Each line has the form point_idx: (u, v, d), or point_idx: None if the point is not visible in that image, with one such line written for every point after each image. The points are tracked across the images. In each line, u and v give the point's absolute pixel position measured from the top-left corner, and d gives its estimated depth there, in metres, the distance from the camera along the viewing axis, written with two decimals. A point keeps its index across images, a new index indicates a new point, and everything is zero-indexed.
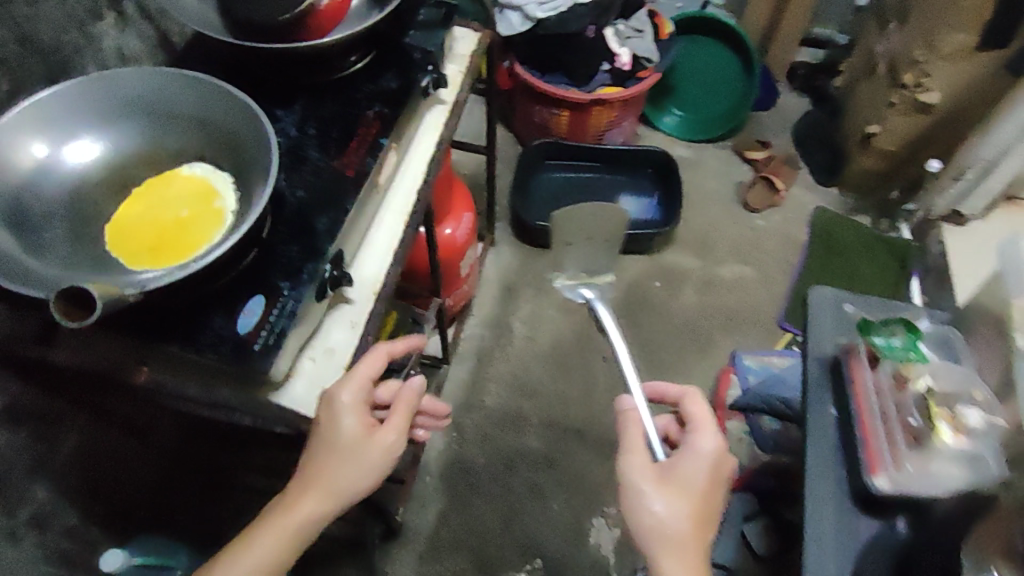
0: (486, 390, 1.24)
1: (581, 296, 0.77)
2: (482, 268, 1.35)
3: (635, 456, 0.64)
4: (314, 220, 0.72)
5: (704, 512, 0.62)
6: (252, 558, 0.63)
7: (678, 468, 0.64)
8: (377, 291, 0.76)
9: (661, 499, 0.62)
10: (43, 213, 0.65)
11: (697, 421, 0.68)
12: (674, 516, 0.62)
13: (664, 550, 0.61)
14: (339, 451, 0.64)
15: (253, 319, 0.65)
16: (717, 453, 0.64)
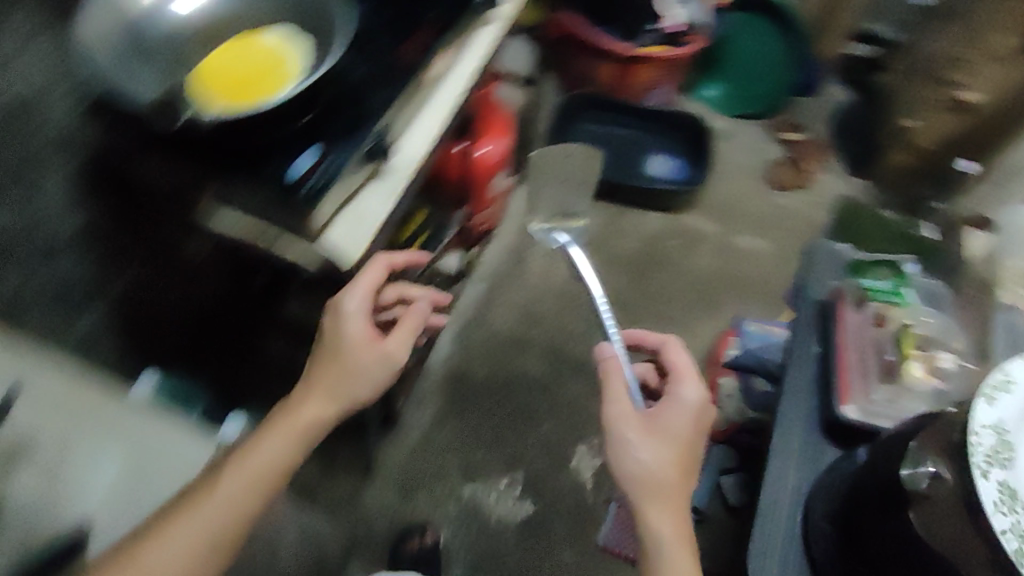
0: (494, 313, 1.31)
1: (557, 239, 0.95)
2: (510, 201, 1.41)
3: (621, 407, 0.72)
4: (365, 96, 0.77)
5: (687, 461, 0.70)
6: (267, 453, 0.70)
7: (663, 416, 0.72)
8: (414, 169, 0.82)
9: (647, 447, 0.69)
10: (147, 48, 0.76)
11: (680, 376, 0.76)
12: (656, 460, 0.69)
13: (650, 495, 0.68)
14: (345, 357, 0.75)
15: (304, 167, 0.71)
16: (698, 403, 0.72)
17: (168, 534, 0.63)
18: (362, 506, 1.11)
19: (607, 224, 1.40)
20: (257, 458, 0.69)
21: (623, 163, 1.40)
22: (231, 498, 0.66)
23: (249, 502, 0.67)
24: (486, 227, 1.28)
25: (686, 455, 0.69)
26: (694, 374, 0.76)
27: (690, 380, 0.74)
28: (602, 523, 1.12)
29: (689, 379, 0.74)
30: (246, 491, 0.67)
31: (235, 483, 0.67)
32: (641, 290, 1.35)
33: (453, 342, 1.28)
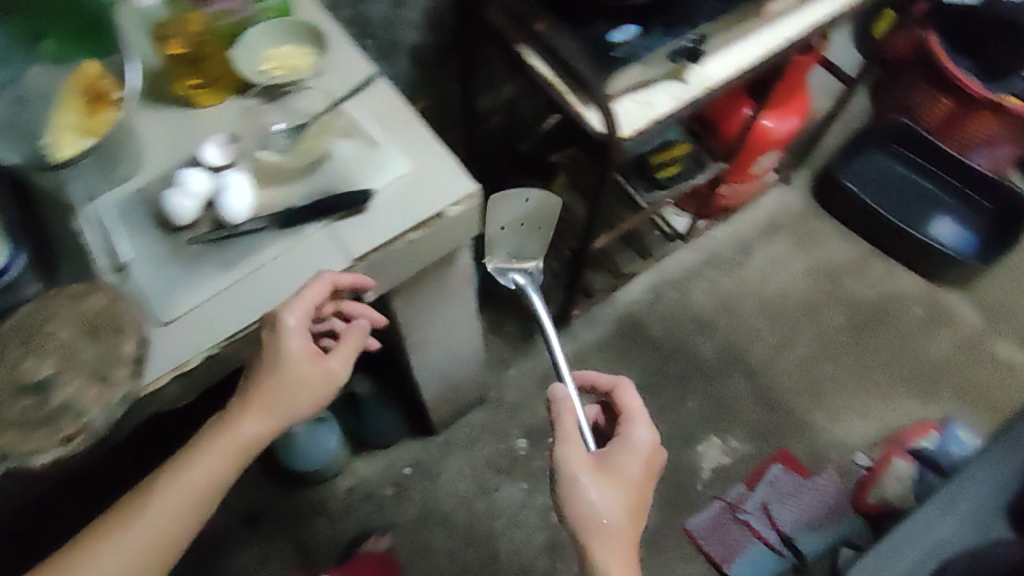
0: (695, 286, 1.24)
1: (510, 281, 0.82)
2: (764, 196, 1.31)
3: (573, 448, 0.66)
4: (703, 2, 0.84)
5: (638, 507, 0.65)
6: (190, 477, 0.62)
7: (616, 460, 0.67)
8: (708, 86, 0.86)
9: (599, 489, 0.64)
10: None
11: (633, 416, 0.70)
12: (608, 506, 0.64)
13: (598, 538, 0.63)
14: (281, 377, 0.63)
15: (622, 37, 0.81)
16: (650, 443, 0.67)
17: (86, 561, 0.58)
18: (502, 377, 1.20)
19: (855, 261, 1.28)
20: (175, 491, 0.61)
21: (904, 208, 1.28)
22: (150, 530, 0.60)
23: (171, 530, 0.61)
24: (731, 205, 1.24)
25: (640, 500, 0.65)
26: (647, 415, 0.70)
27: (641, 421, 0.69)
28: (699, 512, 1.10)
29: (642, 419, 0.69)
30: (170, 522, 0.61)
31: (156, 514, 0.61)
32: (858, 338, 1.22)
33: (645, 292, 1.24)
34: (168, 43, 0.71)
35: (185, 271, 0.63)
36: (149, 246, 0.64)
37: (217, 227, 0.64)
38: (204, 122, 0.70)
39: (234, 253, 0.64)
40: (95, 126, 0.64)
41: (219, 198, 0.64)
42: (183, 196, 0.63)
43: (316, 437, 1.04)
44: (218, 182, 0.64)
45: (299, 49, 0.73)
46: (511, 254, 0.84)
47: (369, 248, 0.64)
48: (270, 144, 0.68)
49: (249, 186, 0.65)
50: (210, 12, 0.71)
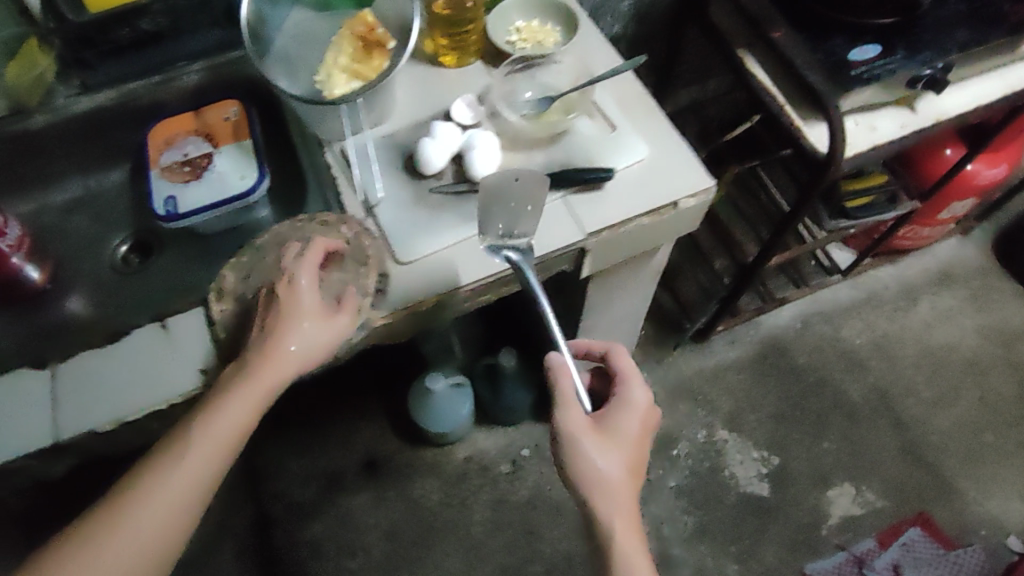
0: (850, 323, 1.19)
1: (502, 259, 0.63)
2: (939, 243, 1.23)
3: (573, 411, 0.57)
4: (955, 29, 0.78)
5: (638, 466, 0.58)
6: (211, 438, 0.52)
7: (613, 418, 0.59)
8: (940, 119, 0.81)
9: (603, 451, 0.56)
10: None
11: (629, 376, 0.62)
12: (609, 466, 0.56)
13: (604, 501, 0.56)
14: (290, 323, 0.55)
15: (863, 56, 0.77)
16: (649, 403, 0.59)
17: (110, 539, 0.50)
18: None
19: None
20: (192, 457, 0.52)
21: None
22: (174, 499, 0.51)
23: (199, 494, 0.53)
24: (908, 246, 1.16)
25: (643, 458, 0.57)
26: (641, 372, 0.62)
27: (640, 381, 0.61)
28: (821, 557, 1.05)
29: (638, 378, 0.61)
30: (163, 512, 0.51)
31: (177, 481, 0.51)
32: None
33: (794, 320, 1.20)
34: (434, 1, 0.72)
35: (428, 217, 0.66)
36: (394, 188, 0.68)
37: (460, 180, 0.68)
38: (452, 83, 0.74)
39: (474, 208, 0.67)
40: (368, 70, 0.69)
41: (468, 154, 0.67)
42: (436, 147, 0.66)
43: (451, 400, 1.03)
44: (467, 140, 0.68)
45: (549, 27, 0.76)
46: (503, 228, 0.63)
47: (604, 225, 0.66)
48: (516, 110, 0.70)
49: (496, 148, 0.67)
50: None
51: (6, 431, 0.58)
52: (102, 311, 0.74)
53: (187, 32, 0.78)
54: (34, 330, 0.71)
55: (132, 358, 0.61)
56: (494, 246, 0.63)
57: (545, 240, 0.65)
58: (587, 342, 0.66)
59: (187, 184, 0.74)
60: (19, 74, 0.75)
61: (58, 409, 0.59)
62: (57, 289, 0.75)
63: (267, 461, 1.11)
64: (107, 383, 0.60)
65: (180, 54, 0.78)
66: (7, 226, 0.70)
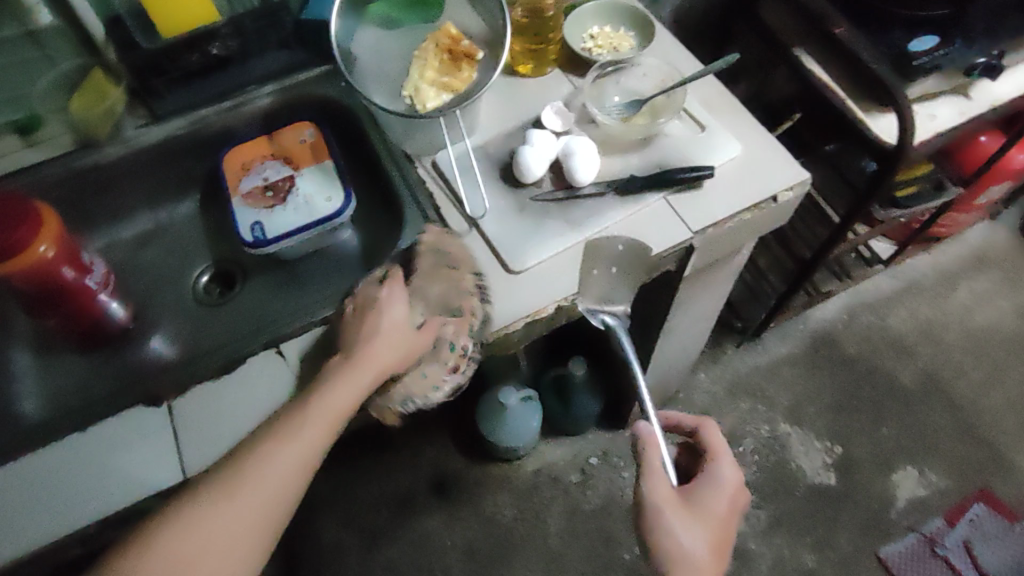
0: (894, 311, 1.22)
1: (598, 320, 0.66)
2: (969, 229, 1.28)
3: (659, 482, 0.58)
4: (1006, 17, 0.82)
5: (725, 548, 0.58)
6: (312, 419, 0.52)
7: (699, 494, 0.60)
8: (995, 104, 0.85)
9: (688, 528, 0.57)
10: None
11: (717, 455, 0.63)
12: (696, 545, 0.56)
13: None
14: (386, 316, 0.57)
15: (924, 46, 0.79)
16: (738, 485, 0.60)
17: (189, 532, 0.47)
18: (691, 383, 1.19)
19: None
20: (292, 440, 0.51)
21: None
22: (271, 486, 0.49)
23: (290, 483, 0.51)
24: (944, 233, 1.19)
25: (729, 542, 0.57)
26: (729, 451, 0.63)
27: (729, 463, 0.62)
28: (894, 540, 1.07)
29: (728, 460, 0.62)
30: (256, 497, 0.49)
31: (276, 467, 0.50)
32: None
33: (840, 312, 1.23)
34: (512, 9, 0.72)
35: (534, 225, 0.66)
36: (496, 199, 0.67)
37: (561, 189, 0.68)
38: (534, 93, 0.74)
39: (577, 213, 0.67)
40: (457, 82, 0.69)
41: (569, 160, 0.67)
42: (535, 154, 0.66)
43: (522, 413, 1.03)
44: (563, 148, 0.68)
45: (622, 32, 0.76)
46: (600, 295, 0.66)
47: (709, 222, 0.66)
48: (605, 114, 0.71)
49: (595, 152, 0.67)
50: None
51: (126, 471, 0.57)
52: (187, 348, 0.74)
53: (255, 54, 0.77)
54: (123, 373, 0.70)
55: (249, 391, 0.61)
56: (593, 309, 0.65)
57: (650, 240, 0.66)
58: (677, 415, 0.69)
59: (273, 210, 0.73)
60: (86, 107, 0.72)
61: (178, 445, 0.59)
62: (140, 327, 0.74)
63: (334, 485, 1.09)
64: (225, 418, 0.60)
65: (252, 78, 0.77)
66: (92, 264, 0.68)
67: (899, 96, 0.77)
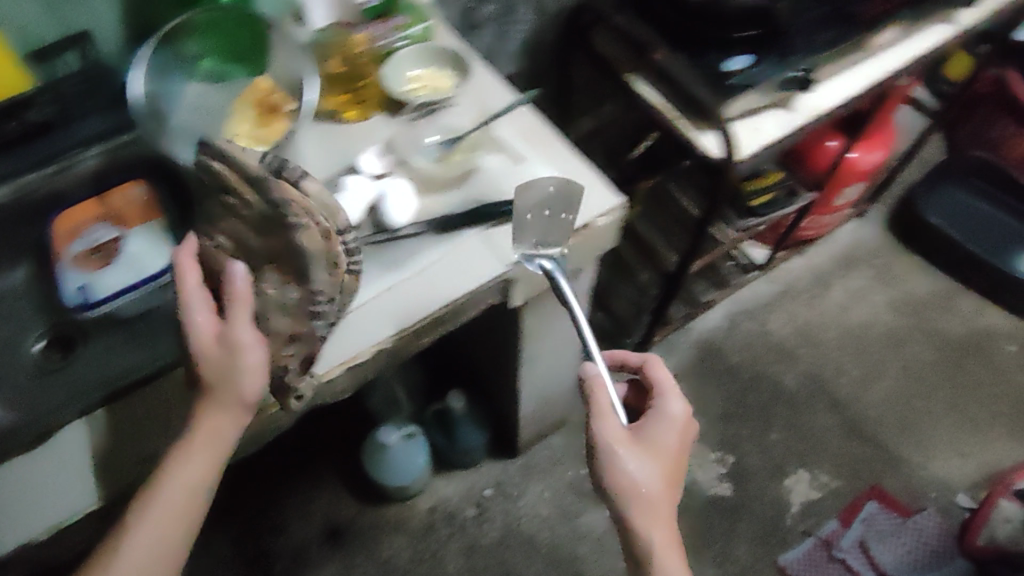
0: (775, 316, 1.28)
1: (537, 267, 0.67)
2: (839, 231, 1.35)
3: (611, 423, 0.61)
4: (812, 35, 0.86)
5: (676, 476, 0.62)
6: (186, 471, 0.57)
7: (650, 432, 0.63)
8: (817, 113, 0.87)
9: (641, 465, 0.61)
10: None
11: (664, 392, 0.66)
12: (647, 479, 0.61)
13: (640, 510, 0.60)
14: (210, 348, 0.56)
15: (736, 66, 0.84)
16: (686, 416, 0.63)
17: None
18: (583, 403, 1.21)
19: (937, 296, 1.28)
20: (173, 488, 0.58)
21: (988, 241, 1.25)
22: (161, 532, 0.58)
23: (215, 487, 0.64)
24: (811, 234, 1.25)
25: (680, 471, 0.62)
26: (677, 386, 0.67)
27: (675, 393, 0.66)
28: (792, 546, 1.08)
29: (676, 392, 0.65)
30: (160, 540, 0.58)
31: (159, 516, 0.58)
32: (947, 370, 1.22)
33: (724, 320, 1.28)
34: (325, 62, 0.76)
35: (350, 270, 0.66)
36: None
37: (378, 230, 0.68)
38: (359, 135, 0.74)
39: (398, 255, 0.67)
40: (272, 132, 0.70)
41: (381, 203, 0.68)
42: (349, 199, 0.67)
43: (407, 452, 1.03)
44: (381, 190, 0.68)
45: (443, 72, 0.79)
46: (537, 240, 0.68)
47: (527, 250, 0.67)
48: (424, 153, 0.72)
49: (410, 194, 0.68)
50: (364, 34, 0.77)
51: None
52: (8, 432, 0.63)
53: (76, 117, 0.72)
54: None
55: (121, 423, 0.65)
56: (529, 255, 0.67)
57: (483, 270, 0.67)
58: (623, 356, 0.71)
59: (100, 270, 0.71)
60: None
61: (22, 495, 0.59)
62: None
63: (238, 528, 1.09)
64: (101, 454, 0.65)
65: (70, 140, 0.70)
66: None
67: (711, 115, 0.80)
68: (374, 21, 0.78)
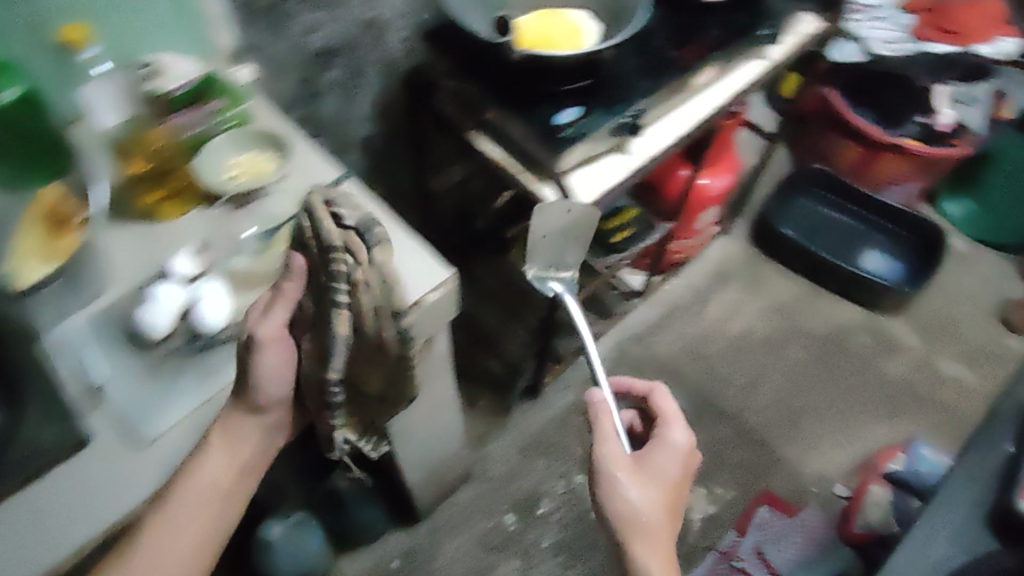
0: (660, 338, 1.32)
1: (550, 290, 0.83)
2: (709, 247, 1.42)
3: (613, 447, 0.70)
4: (635, 83, 0.90)
5: (675, 502, 0.69)
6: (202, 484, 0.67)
7: (652, 460, 0.71)
8: (650, 155, 0.93)
9: (640, 490, 0.68)
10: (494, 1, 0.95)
11: (669, 421, 0.74)
12: (646, 504, 0.68)
13: (638, 533, 0.67)
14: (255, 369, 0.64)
15: (568, 118, 0.87)
16: (687, 445, 0.71)
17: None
18: (485, 452, 1.21)
19: (802, 299, 1.37)
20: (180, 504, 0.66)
21: (837, 246, 1.38)
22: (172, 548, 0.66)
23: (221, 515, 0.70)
24: (682, 257, 1.31)
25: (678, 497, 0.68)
26: (680, 418, 0.75)
27: (677, 422, 0.74)
28: (696, 565, 1.11)
29: (677, 422, 0.73)
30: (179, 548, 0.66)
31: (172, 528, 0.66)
32: (818, 368, 1.30)
33: (613, 349, 1.31)
34: (130, 161, 0.72)
35: (165, 387, 0.63)
36: (120, 367, 0.63)
37: (194, 339, 0.64)
38: (172, 235, 0.70)
39: (215, 364, 0.65)
40: (60, 250, 0.62)
41: (195, 311, 0.63)
42: (162, 308, 0.62)
43: (300, 540, 0.97)
44: (196, 293, 0.64)
45: (264, 154, 0.76)
46: (551, 263, 0.84)
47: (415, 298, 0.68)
48: (241, 250, 0.70)
49: (224, 295, 0.65)
50: (168, 126, 0.73)
51: None
52: None
53: None
54: None
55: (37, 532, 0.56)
56: (542, 277, 0.83)
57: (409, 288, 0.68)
58: (630, 384, 0.80)
59: None
60: None
61: None
62: None
63: None
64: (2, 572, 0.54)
65: None
66: None
67: None
68: (186, 109, 0.75)
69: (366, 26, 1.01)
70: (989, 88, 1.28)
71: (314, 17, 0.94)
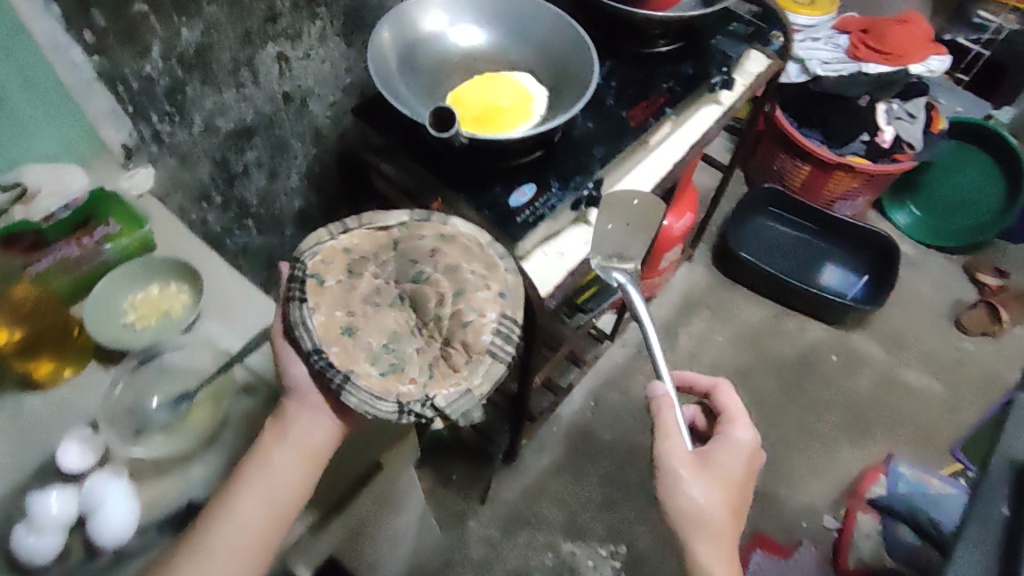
0: (632, 382, 1.30)
1: (615, 278, 0.74)
2: (672, 277, 1.39)
3: (677, 443, 0.59)
4: (592, 148, 0.84)
5: (737, 508, 0.59)
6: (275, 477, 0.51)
7: (716, 458, 0.61)
8: None
9: (703, 491, 0.58)
10: (431, 68, 0.87)
11: (734, 419, 0.65)
12: (710, 506, 0.58)
13: (697, 536, 0.57)
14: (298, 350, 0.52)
15: (524, 198, 0.79)
16: (754, 445, 0.62)
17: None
18: (466, 529, 1.15)
19: (767, 323, 1.36)
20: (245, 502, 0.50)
21: (797, 265, 1.37)
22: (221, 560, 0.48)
23: (275, 538, 0.50)
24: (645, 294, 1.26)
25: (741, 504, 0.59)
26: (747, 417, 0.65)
27: (742, 421, 0.64)
28: None
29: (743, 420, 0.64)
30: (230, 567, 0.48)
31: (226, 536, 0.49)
32: (789, 398, 1.28)
33: (586, 399, 1.28)
34: None
35: None
36: None
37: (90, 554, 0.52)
38: (61, 405, 0.61)
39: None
40: None
41: (95, 521, 0.52)
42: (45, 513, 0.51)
43: None
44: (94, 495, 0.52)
45: (169, 287, 0.68)
46: (613, 253, 0.78)
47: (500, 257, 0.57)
48: (151, 423, 0.58)
49: (127, 496, 0.53)
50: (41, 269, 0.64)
51: None
52: None
53: None
54: None
55: None
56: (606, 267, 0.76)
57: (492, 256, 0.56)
58: (691, 378, 0.72)
59: None
60: None
61: None
62: None
63: None
64: None
65: None
66: None
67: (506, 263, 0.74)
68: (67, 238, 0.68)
69: (287, 100, 0.91)
70: (925, 100, 1.29)
71: (226, 100, 0.83)
